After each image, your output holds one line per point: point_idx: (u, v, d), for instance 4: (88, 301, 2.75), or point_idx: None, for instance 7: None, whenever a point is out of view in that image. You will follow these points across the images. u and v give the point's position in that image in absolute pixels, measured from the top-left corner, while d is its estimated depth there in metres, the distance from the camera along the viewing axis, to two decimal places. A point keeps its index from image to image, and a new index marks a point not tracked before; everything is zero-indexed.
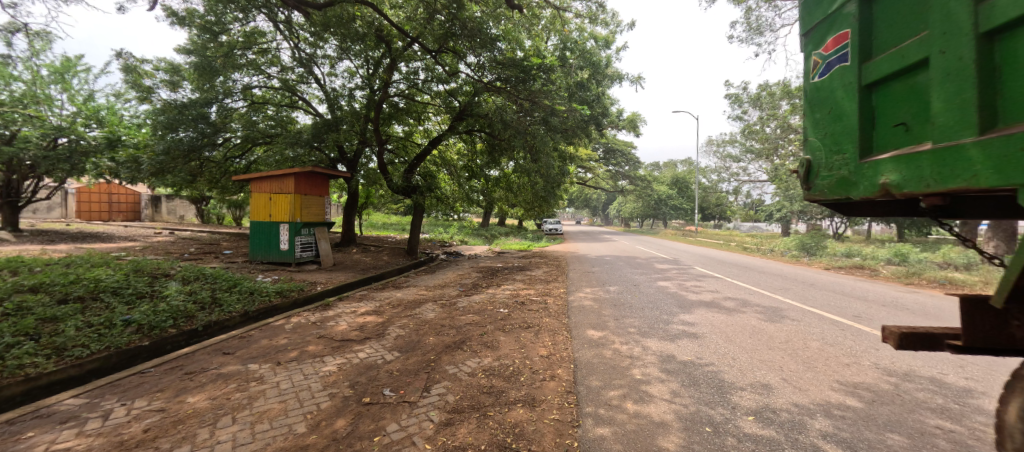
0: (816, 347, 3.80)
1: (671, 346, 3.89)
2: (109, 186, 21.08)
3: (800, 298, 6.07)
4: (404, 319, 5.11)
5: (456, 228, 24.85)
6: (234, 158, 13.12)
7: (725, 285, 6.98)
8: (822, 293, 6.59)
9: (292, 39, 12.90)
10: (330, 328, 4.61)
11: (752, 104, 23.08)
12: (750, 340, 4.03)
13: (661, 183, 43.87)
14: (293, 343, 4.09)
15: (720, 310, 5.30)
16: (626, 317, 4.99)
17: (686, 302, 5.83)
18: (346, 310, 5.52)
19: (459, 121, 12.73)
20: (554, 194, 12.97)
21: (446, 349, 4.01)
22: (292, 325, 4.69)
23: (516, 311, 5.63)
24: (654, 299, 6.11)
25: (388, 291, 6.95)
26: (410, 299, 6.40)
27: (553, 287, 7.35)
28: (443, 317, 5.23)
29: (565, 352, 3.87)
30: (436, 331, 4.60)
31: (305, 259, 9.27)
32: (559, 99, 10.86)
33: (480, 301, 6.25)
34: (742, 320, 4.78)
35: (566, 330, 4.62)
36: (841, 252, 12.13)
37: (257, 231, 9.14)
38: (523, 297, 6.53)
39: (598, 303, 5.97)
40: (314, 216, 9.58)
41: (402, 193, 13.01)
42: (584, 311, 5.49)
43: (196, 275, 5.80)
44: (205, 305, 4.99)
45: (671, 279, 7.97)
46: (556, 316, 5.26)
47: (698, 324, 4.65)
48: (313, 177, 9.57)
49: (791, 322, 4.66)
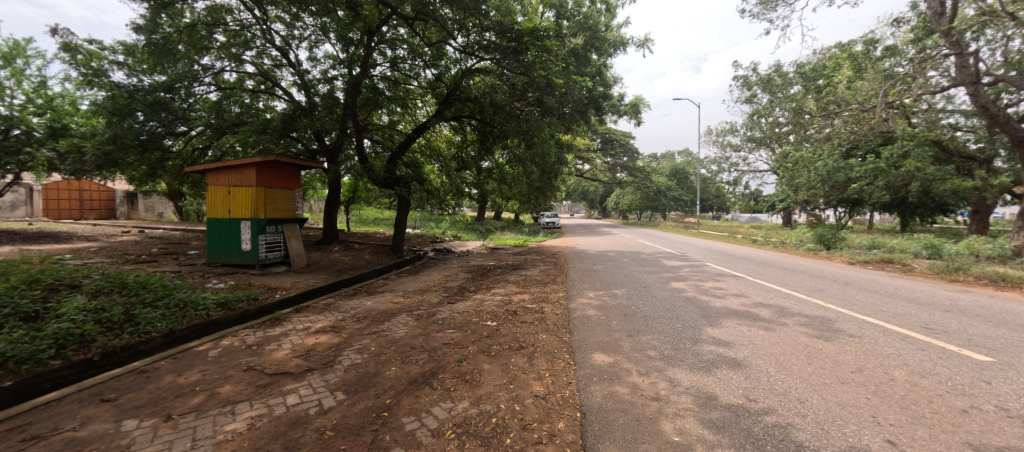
0: (905, 380, 2.84)
1: (708, 379, 2.92)
2: (78, 182, 19.84)
3: (840, 302, 5.17)
4: (369, 337, 4.13)
5: (449, 222, 23.71)
6: (202, 150, 11.93)
7: (749, 287, 6.00)
8: (862, 295, 5.68)
9: (266, 19, 11.82)
10: (268, 355, 3.60)
11: (760, 87, 21.96)
12: (813, 369, 3.05)
13: (660, 174, 42.88)
14: (207, 380, 3.09)
15: (755, 322, 4.31)
16: (642, 333, 4.02)
17: (711, 311, 4.82)
18: (299, 326, 4.50)
19: (447, 106, 11.65)
20: (550, 185, 11.88)
21: (410, 386, 3.00)
22: (217, 352, 3.67)
23: (506, 324, 4.63)
24: (670, 307, 5.13)
25: (357, 299, 5.90)
26: (381, 308, 5.38)
27: (551, 291, 6.35)
28: (414, 335, 4.22)
29: (567, 390, 2.89)
30: (402, 357, 3.59)
31: (271, 261, 8.22)
32: (556, 71, 9.72)
33: (465, 311, 5.23)
34: (790, 337, 3.82)
35: (568, 352, 3.64)
36: (863, 244, 11.13)
37: (215, 230, 8.07)
38: (516, 306, 5.48)
39: (605, 313, 4.95)
40: (281, 213, 8.48)
41: (386, 186, 11.95)
42: (590, 324, 4.46)
43: (114, 287, 4.75)
44: (112, 326, 3.96)
45: (686, 280, 6.95)
46: (555, 332, 4.26)
47: (737, 344, 3.66)
48: (279, 168, 8.46)
49: (852, 339, 3.69)
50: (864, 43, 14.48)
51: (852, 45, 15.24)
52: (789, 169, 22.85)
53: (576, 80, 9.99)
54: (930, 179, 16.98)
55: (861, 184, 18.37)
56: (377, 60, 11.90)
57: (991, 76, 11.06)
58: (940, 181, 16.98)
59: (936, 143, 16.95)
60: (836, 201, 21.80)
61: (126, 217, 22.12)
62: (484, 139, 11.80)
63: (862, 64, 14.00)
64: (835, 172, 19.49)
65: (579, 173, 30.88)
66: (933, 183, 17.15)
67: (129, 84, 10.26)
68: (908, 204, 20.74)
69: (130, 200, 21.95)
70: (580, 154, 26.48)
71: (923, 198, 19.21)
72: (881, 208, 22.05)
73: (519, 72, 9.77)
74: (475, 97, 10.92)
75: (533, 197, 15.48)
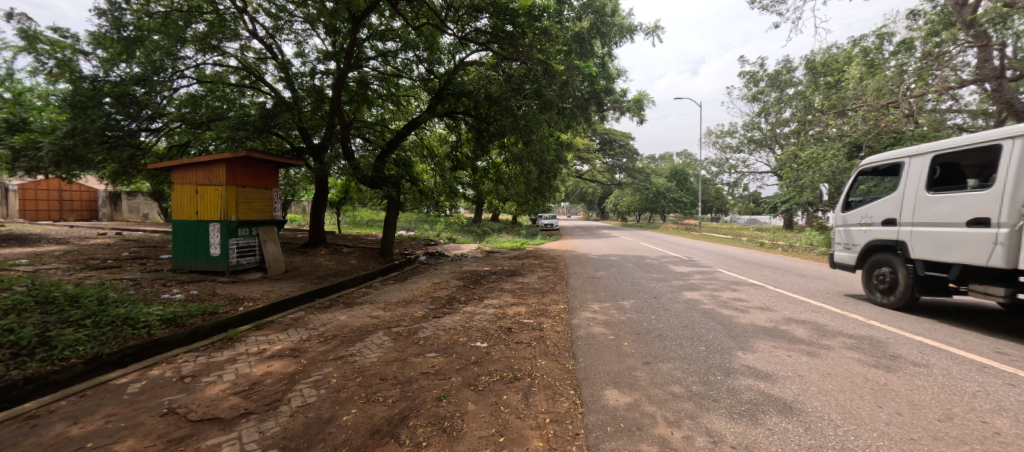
0: (1016, 435, 2.16)
1: (757, 432, 2.24)
2: (57, 182, 19.08)
3: (881, 316, 4.53)
4: (333, 363, 3.44)
5: (444, 223, 23.00)
6: (180, 148, 11.30)
7: (774, 298, 5.33)
8: (900, 307, 5.05)
9: (249, 9, 11.17)
10: (201, 392, 2.91)
11: (767, 84, 21.42)
12: (887, 416, 2.37)
13: (659, 176, 42.49)
14: (107, 431, 2.39)
15: (793, 345, 3.64)
16: (661, 360, 3.35)
17: (737, 329, 4.16)
18: (252, 348, 3.81)
19: (439, 102, 10.94)
20: (550, 185, 11.19)
21: (370, 440, 2.30)
22: (138, 387, 2.96)
23: (499, 345, 3.95)
24: (687, 322, 4.48)
25: (331, 312, 5.21)
26: (357, 324, 4.71)
27: (550, 302, 5.70)
28: (389, 361, 3.52)
29: (575, 447, 2.21)
30: (368, 393, 2.89)
31: (243, 267, 7.50)
32: (556, 56, 9.05)
33: (452, 328, 4.54)
34: (843, 366, 3.15)
35: (574, 387, 2.96)
36: None
37: (182, 233, 7.35)
38: (510, 321, 4.79)
39: (614, 331, 4.26)
40: (255, 214, 7.78)
41: (374, 186, 11.28)
42: (596, 346, 3.79)
43: (35, 303, 4.03)
44: (17, 353, 3.26)
45: (700, 289, 6.30)
46: (556, 358, 3.58)
47: (781, 377, 2.98)
48: (253, 166, 7.76)
49: (919, 370, 3.03)
50: (877, 37, 13.97)
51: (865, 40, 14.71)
52: (793, 169, 22.30)
53: (580, 65, 9.29)
54: None
55: None
56: (369, 53, 11.37)
57: (1016, 68, 10.51)
58: None
59: (945, 143, 16.44)
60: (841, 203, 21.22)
61: (109, 218, 21.40)
62: (479, 137, 11.18)
63: (873, 60, 13.48)
64: (842, 172, 18.94)
65: (578, 174, 30.30)
66: None
67: (103, 78, 9.57)
68: None
69: (113, 201, 21.24)
70: (578, 154, 25.92)
71: None
72: None
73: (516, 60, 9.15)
74: (470, 91, 10.24)
75: (531, 198, 14.81)
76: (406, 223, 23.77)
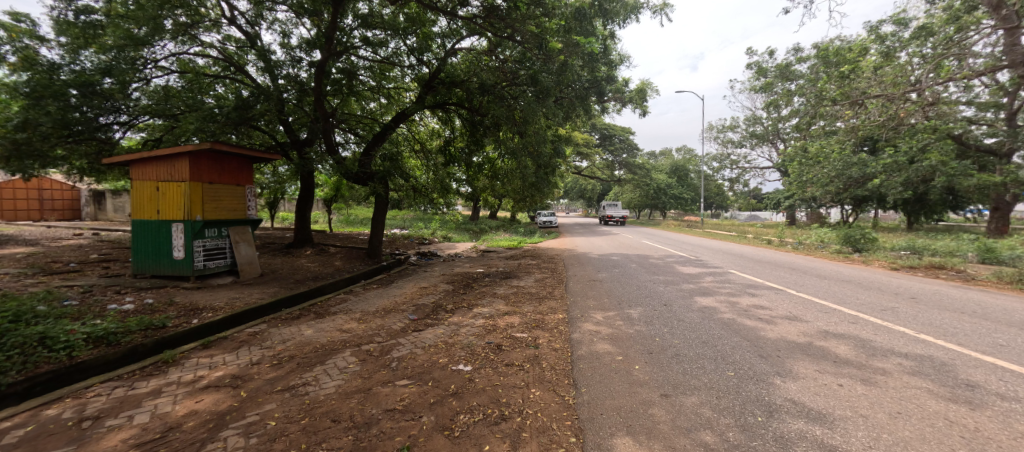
0: None
1: None
2: (36, 180, 18.35)
3: (930, 329, 3.90)
4: (278, 397, 2.79)
5: (439, 222, 22.30)
6: (153, 143, 10.61)
7: (801, 307, 4.69)
8: (946, 316, 4.41)
9: None
10: (95, 443, 2.25)
11: (775, 75, 20.75)
12: None
13: (659, 171, 41.65)
14: None
15: (841, 369, 3.00)
16: (683, 391, 2.71)
17: (766, 346, 3.53)
18: (186, 376, 3.14)
19: (428, 92, 10.22)
20: (547, 181, 10.51)
21: None
22: (17, 437, 2.32)
23: (484, 368, 3.31)
24: (704, 337, 3.85)
25: (297, 325, 4.56)
26: (323, 340, 4.06)
27: (547, 311, 5.06)
28: (348, 393, 2.86)
29: None
30: (309, 446, 2.22)
31: (211, 272, 6.84)
32: (553, 35, 8.37)
33: (432, 345, 3.89)
34: (911, 400, 2.51)
35: (576, 434, 2.30)
36: (900, 247, 9.89)
37: (142, 234, 6.68)
38: (501, 336, 4.15)
39: (621, 349, 3.62)
40: (224, 214, 7.09)
41: (360, 182, 10.59)
42: (601, 370, 3.15)
43: None
44: None
45: (713, 294, 5.67)
46: (554, 387, 2.93)
47: (838, 418, 2.34)
48: (221, 160, 7.07)
49: (1013, 408, 2.38)
50: (891, 23, 13.39)
51: (879, 27, 14.07)
52: (799, 164, 21.67)
53: (580, 40, 8.47)
54: (953, 175, 15.48)
55: (879, 178, 17.21)
56: (355, 41, 10.67)
57: None
58: (963, 177, 15.31)
59: (958, 135, 15.79)
60: (848, 198, 20.51)
61: (92, 217, 20.67)
62: (473, 130, 10.52)
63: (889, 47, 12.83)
64: (850, 167, 18.34)
65: (577, 171, 29.57)
66: (955, 179, 15.57)
67: (67, 66, 8.83)
68: (927, 199, 19.46)
69: (96, 200, 20.57)
70: (577, 149, 25.20)
71: (943, 194, 17.94)
72: (895, 205, 20.84)
73: (509, 37, 8.43)
74: (463, 81, 9.55)
75: (528, 195, 14.15)
76: (401, 222, 23.17)
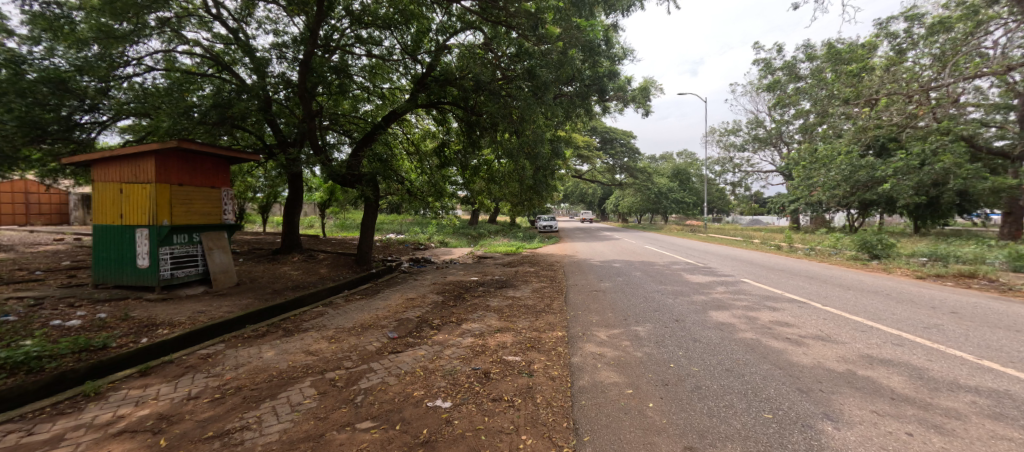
0: None
1: None
2: (23, 183, 17.89)
3: (992, 354, 3.32)
4: (203, 448, 2.23)
5: (436, 227, 21.76)
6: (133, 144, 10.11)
7: (833, 325, 4.12)
8: (1002, 336, 3.82)
9: None
10: None
11: (785, 74, 20.16)
12: None
13: (661, 176, 40.79)
14: None
15: (904, 410, 2.43)
16: (711, 443, 2.14)
17: (802, 375, 2.98)
18: (102, 416, 2.58)
19: (421, 90, 9.73)
20: (546, 183, 10.03)
21: None
22: None
23: (466, 405, 2.74)
24: (726, 362, 3.29)
25: (258, 346, 4.00)
26: (284, 365, 3.51)
27: (544, 328, 4.50)
28: (293, 443, 2.29)
29: None
30: None
31: (179, 281, 6.29)
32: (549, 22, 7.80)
33: (407, 373, 3.31)
34: None
35: None
36: (922, 254, 9.24)
37: (105, 240, 6.14)
38: (490, 359, 3.59)
39: (629, 378, 3.06)
40: (196, 219, 6.56)
41: (347, 184, 10.01)
42: (609, 410, 2.58)
43: None
44: None
45: (729, 308, 5.12)
46: (550, 433, 2.36)
47: None
48: (192, 160, 6.55)
49: None
50: (904, 19, 12.90)
51: (889, 24, 13.60)
52: (805, 167, 21.09)
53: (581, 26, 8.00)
54: (967, 178, 14.80)
55: (888, 182, 16.35)
56: (346, 38, 10.24)
57: None
58: (977, 180, 14.72)
59: (970, 137, 15.19)
60: (857, 202, 19.83)
61: (81, 222, 20.20)
62: (469, 131, 10.00)
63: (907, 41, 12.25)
64: (857, 170, 17.64)
65: (577, 174, 29.02)
66: (968, 182, 14.97)
67: (38, 62, 8.32)
68: (939, 203, 18.75)
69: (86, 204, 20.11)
70: (578, 151, 24.69)
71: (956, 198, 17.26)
72: (905, 210, 20.12)
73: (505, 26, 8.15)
74: (458, 78, 8.98)
75: (527, 198, 13.61)
76: (397, 226, 22.63)
